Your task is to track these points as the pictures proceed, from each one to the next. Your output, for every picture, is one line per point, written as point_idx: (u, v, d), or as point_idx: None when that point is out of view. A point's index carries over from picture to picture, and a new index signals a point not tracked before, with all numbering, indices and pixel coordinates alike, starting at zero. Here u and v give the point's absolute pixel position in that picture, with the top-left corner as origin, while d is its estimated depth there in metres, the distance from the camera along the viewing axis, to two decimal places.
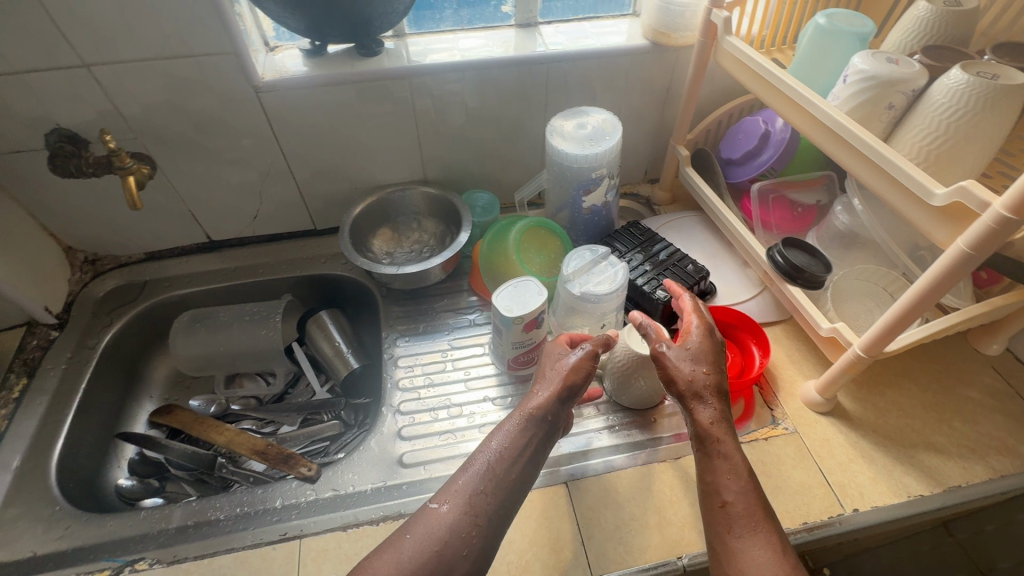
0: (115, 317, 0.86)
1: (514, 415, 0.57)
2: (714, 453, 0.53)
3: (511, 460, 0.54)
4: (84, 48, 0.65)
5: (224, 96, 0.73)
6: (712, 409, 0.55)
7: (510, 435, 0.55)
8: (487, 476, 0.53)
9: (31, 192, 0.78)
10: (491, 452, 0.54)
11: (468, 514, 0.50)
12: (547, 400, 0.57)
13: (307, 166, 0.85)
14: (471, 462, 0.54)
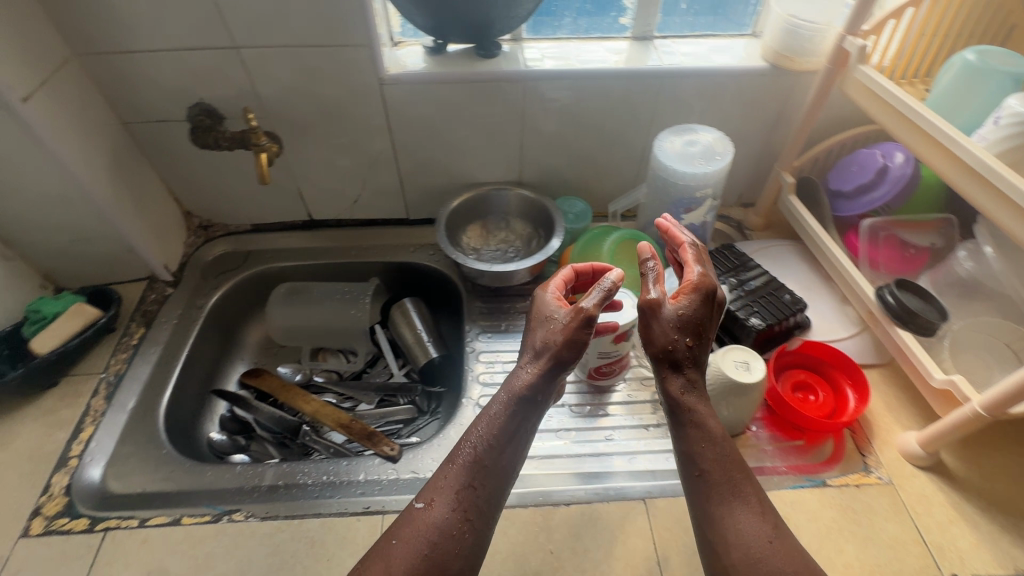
0: (221, 281, 0.92)
1: (499, 398, 0.58)
2: (695, 428, 0.55)
3: (499, 446, 0.55)
4: (238, 31, 0.70)
5: (352, 84, 0.77)
6: (693, 378, 0.57)
7: (496, 421, 0.56)
8: (474, 466, 0.54)
9: (166, 158, 0.85)
10: (479, 442, 0.55)
11: (458, 501, 0.52)
12: (533, 378, 0.58)
13: (413, 158, 0.88)
14: (458, 453, 0.55)
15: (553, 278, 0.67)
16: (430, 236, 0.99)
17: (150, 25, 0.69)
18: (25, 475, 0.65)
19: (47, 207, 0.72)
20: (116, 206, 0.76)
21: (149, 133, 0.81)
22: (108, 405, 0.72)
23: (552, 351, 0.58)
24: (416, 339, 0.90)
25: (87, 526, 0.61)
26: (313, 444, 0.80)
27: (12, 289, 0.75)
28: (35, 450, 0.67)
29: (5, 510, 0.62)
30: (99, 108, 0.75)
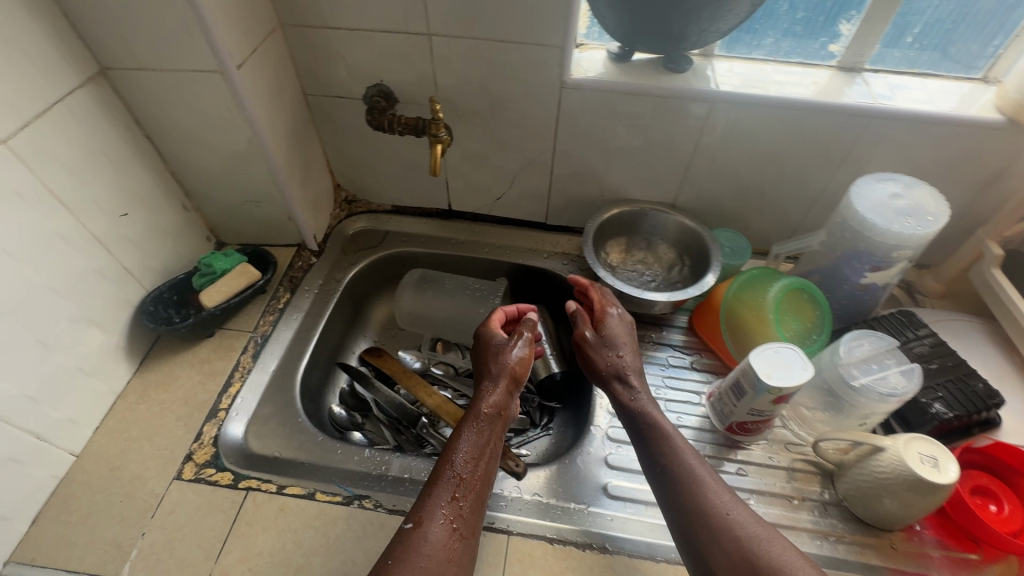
0: (359, 258, 0.93)
1: (469, 422, 0.61)
2: (650, 429, 0.62)
3: (475, 460, 0.58)
4: (437, 18, 0.69)
5: (532, 84, 0.74)
6: (632, 383, 0.66)
7: (470, 437, 0.59)
8: (461, 479, 0.56)
9: (332, 132, 0.87)
10: (460, 461, 0.57)
11: (447, 506, 0.54)
12: (498, 400, 0.64)
13: (570, 165, 0.85)
14: (443, 471, 0.56)
15: (490, 319, 0.78)
16: (564, 245, 0.95)
17: (355, 4, 0.69)
18: (181, 420, 0.68)
19: (230, 168, 0.76)
20: (288, 175, 0.78)
21: (324, 107, 0.83)
22: (255, 365, 0.75)
23: (509, 374, 0.67)
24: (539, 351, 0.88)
25: (232, 482, 0.64)
26: (429, 438, 0.80)
27: (186, 239, 0.80)
28: (190, 397, 0.71)
29: (162, 450, 0.66)
30: (289, 78, 0.77)
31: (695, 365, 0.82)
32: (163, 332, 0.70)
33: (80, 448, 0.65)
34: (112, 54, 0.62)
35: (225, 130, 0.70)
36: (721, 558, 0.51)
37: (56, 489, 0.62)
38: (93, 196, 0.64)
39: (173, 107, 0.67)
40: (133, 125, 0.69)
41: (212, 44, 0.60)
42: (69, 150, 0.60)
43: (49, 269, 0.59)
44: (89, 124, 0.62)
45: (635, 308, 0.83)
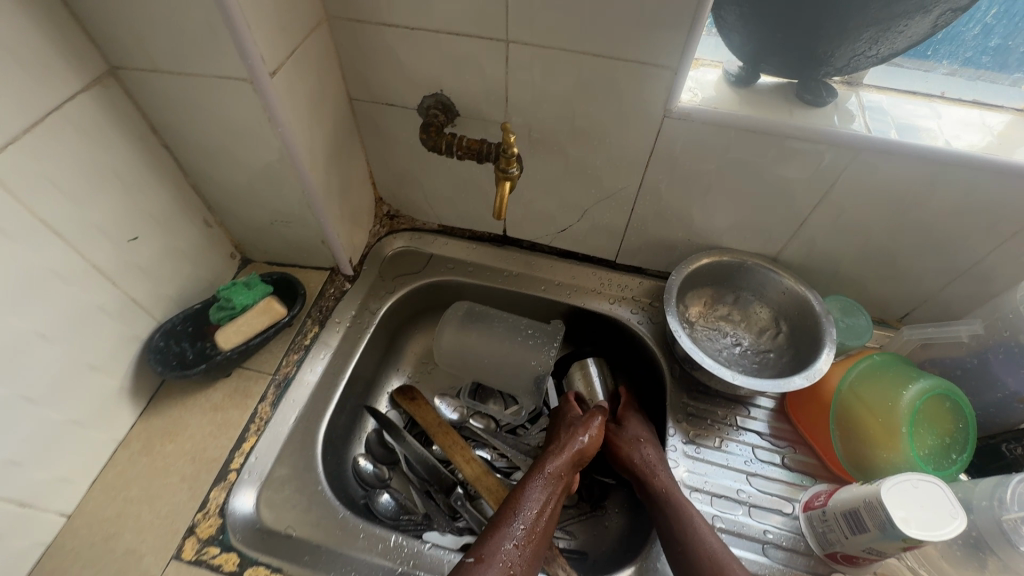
0: (398, 285, 0.82)
1: (536, 474, 0.61)
2: (674, 512, 0.59)
3: (540, 513, 0.58)
4: (517, 21, 0.55)
5: (626, 109, 0.60)
6: (661, 469, 0.64)
7: (539, 491, 0.60)
8: (525, 530, 0.56)
9: (378, 142, 0.74)
10: (526, 510, 0.57)
11: (507, 552, 0.54)
12: (565, 458, 0.63)
13: (657, 203, 0.70)
14: (508, 517, 0.57)
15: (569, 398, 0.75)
16: (634, 289, 0.81)
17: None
18: (185, 481, 0.59)
19: (257, 185, 0.64)
20: (323, 196, 0.66)
21: (371, 114, 0.70)
22: (273, 416, 0.65)
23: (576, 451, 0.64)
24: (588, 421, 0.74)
25: (237, 568, 0.55)
26: (461, 510, 0.69)
27: (206, 259, 0.70)
28: (198, 452, 0.62)
29: (162, 518, 0.57)
30: (333, 81, 0.64)
31: (787, 463, 0.67)
32: (172, 377, 0.61)
33: (72, 507, 0.57)
34: (122, 52, 0.50)
35: (254, 145, 0.59)
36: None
37: (42, 557, 0.54)
38: (95, 221, 0.53)
39: (193, 115, 0.56)
40: (149, 132, 0.58)
41: (240, 48, 0.48)
42: (65, 168, 0.49)
43: (38, 310, 0.49)
44: (92, 135, 0.51)
45: (718, 385, 0.68)
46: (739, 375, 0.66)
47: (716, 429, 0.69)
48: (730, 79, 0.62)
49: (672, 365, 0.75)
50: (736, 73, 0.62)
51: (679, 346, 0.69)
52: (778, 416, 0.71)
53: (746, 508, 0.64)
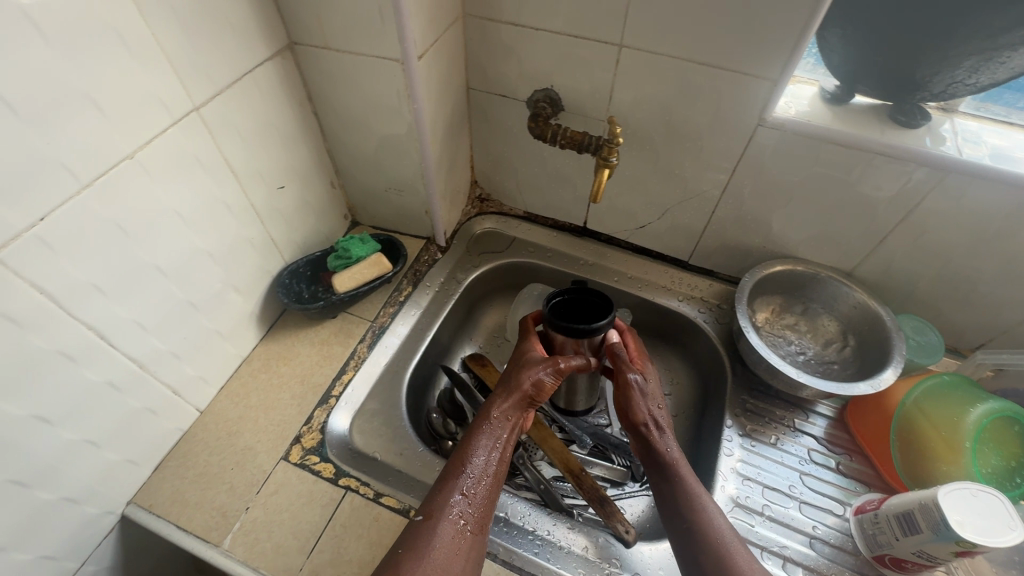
0: (483, 261, 0.90)
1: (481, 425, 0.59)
2: (674, 478, 0.58)
3: (488, 464, 0.56)
4: (634, 27, 0.61)
5: (723, 115, 0.65)
6: (663, 431, 0.62)
7: (490, 438, 0.58)
8: (478, 479, 0.55)
9: (484, 130, 0.83)
10: (480, 462, 0.56)
11: (460, 504, 0.53)
12: (510, 406, 0.61)
13: (738, 208, 0.75)
14: (460, 468, 0.55)
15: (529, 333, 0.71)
16: (703, 290, 0.86)
17: (548, 4, 0.63)
18: (294, 399, 0.69)
19: (382, 155, 0.74)
20: (435, 170, 0.75)
21: (484, 103, 0.78)
22: (369, 356, 0.74)
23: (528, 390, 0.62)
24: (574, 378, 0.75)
25: (332, 476, 0.63)
26: (521, 467, 0.74)
27: (326, 215, 0.80)
28: (306, 377, 0.71)
29: (275, 426, 0.67)
30: (457, 70, 0.73)
31: (842, 468, 0.69)
32: (294, 309, 0.71)
33: (204, 405, 0.67)
34: (301, 29, 0.61)
35: (388, 118, 0.68)
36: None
37: (179, 441, 0.64)
38: (258, 166, 0.64)
39: (345, 88, 0.66)
40: (305, 99, 0.69)
41: (400, 34, 0.57)
42: (247, 120, 0.60)
43: (211, 234, 0.60)
44: (268, 96, 0.62)
45: (780, 386, 0.72)
46: (803, 374, 0.70)
47: (774, 427, 0.72)
48: (825, 96, 0.66)
49: (735, 364, 0.78)
50: (833, 91, 0.66)
51: (746, 343, 0.73)
52: (836, 425, 0.73)
53: (798, 503, 0.66)
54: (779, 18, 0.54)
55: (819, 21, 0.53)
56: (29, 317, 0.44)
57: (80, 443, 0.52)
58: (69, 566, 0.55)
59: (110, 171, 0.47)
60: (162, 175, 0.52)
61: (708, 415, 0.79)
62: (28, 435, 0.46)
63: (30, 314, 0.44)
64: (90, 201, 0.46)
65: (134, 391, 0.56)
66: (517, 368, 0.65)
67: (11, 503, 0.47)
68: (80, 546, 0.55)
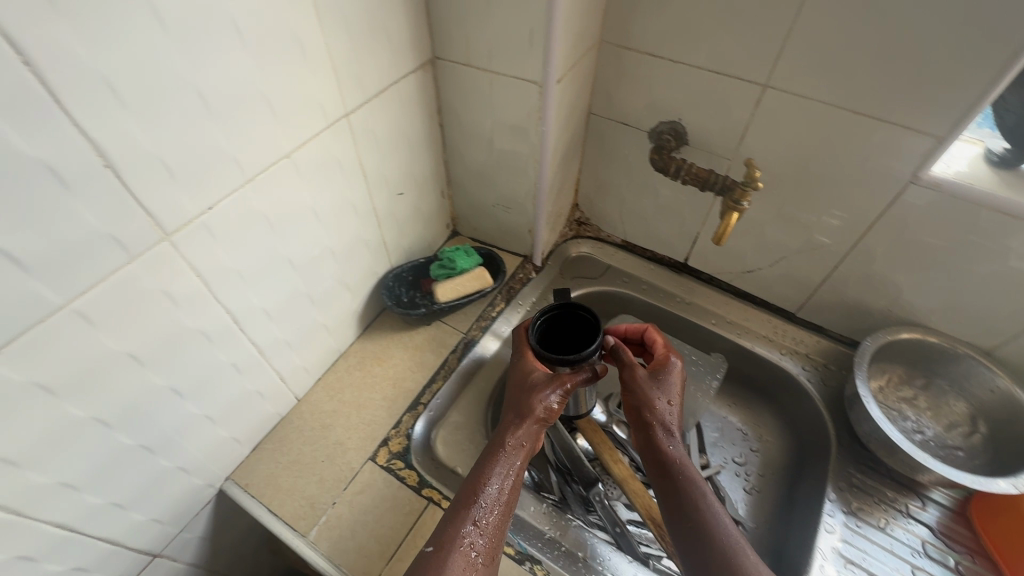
0: (576, 284, 0.88)
1: (491, 452, 0.55)
2: (683, 485, 0.53)
3: (500, 495, 0.52)
4: (788, 68, 0.58)
5: (871, 167, 0.60)
6: (672, 434, 0.56)
7: (504, 466, 0.54)
8: (491, 508, 0.51)
9: (598, 155, 0.82)
10: (492, 493, 0.52)
11: (472, 535, 0.49)
12: (523, 432, 0.55)
13: (867, 267, 0.69)
14: (471, 497, 0.52)
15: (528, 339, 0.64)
16: (809, 345, 0.80)
17: (695, 38, 0.61)
18: (385, 401, 0.70)
19: (497, 171, 0.74)
20: (548, 191, 0.75)
21: (603, 130, 0.78)
22: (458, 368, 0.74)
23: (542, 412, 0.57)
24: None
25: (416, 485, 0.63)
26: (597, 504, 0.73)
27: (432, 222, 0.82)
28: (399, 380, 0.72)
29: (366, 425, 0.68)
30: (584, 94, 0.73)
31: (960, 568, 0.62)
32: (395, 312, 0.73)
33: (302, 394, 0.69)
34: (447, 45, 0.62)
35: (512, 137, 0.68)
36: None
37: (278, 424, 0.67)
38: (385, 172, 0.66)
39: (477, 104, 0.67)
40: (434, 111, 0.70)
41: (546, 58, 0.57)
42: (384, 128, 0.62)
43: (336, 233, 0.62)
44: (405, 106, 0.64)
45: (896, 466, 0.66)
46: (928, 457, 0.63)
47: (882, 509, 0.66)
48: (991, 159, 0.60)
49: (841, 432, 0.72)
50: (1002, 154, 0.59)
51: (861, 413, 0.67)
52: (954, 517, 0.66)
53: None
54: (963, 73, 0.50)
55: (1006, 83, 0.49)
56: (183, 297, 0.47)
57: (200, 417, 0.55)
58: (170, 530, 0.58)
59: (270, 167, 0.49)
60: (308, 175, 0.54)
61: (803, 481, 0.73)
62: (161, 405, 0.49)
63: (184, 294, 0.46)
64: (248, 193, 0.48)
65: (251, 374, 0.59)
66: (521, 390, 0.59)
67: (139, 465, 0.50)
68: (183, 513, 0.58)
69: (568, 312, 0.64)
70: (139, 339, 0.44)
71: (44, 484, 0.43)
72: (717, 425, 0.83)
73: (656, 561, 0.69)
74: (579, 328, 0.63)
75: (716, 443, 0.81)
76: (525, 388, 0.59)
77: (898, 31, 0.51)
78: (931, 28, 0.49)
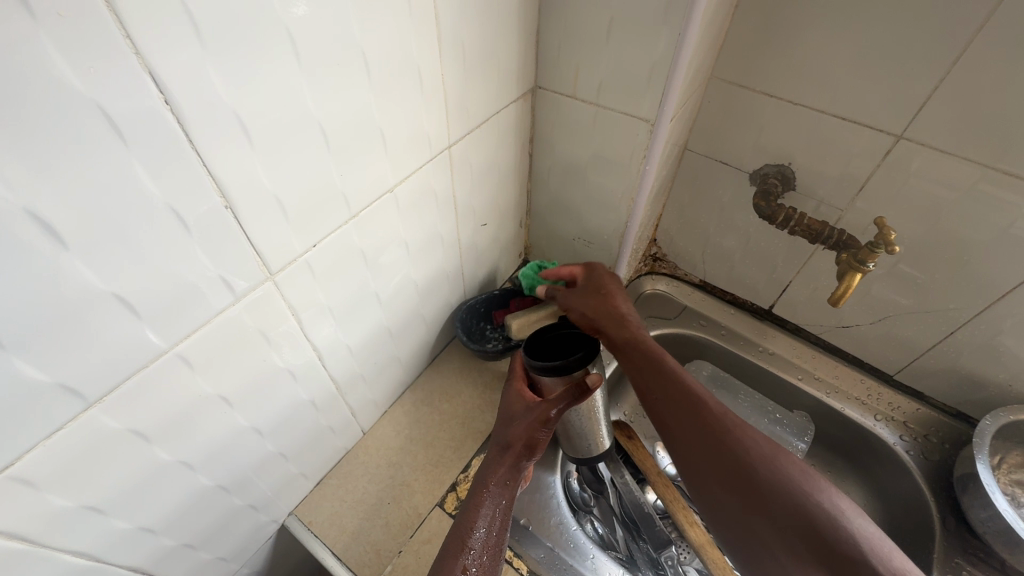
0: (651, 325, 0.83)
1: (473, 495, 0.48)
2: (665, 371, 0.51)
3: (489, 539, 0.45)
4: (933, 121, 0.53)
5: (1015, 233, 0.54)
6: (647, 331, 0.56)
7: (491, 506, 0.47)
8: (480, 554, 0.44)
9: (687, 191, 0.77)
10: (479, 539, 0.44)
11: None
12: (507, 467, 0.49)
13: (993, 337, 0.63)
14: (456, 543, 0.45)
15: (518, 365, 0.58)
16: (908, 413, 0.73)
17: (826, 80, 0.56)
18: (453, 441, 0.67)
19: (584, 205, 0.70)
20: (636, 230, 0.70)
21: (698, 167, 0.73)
22: None
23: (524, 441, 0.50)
24: (575, 413, 0.60)
25: None
26: (669, 568, 0.68)
27: (507, 251, 0.78)
28: (467, 419, 0.69)
29: (433, 466, 0.64)
30: (683, 129, 0.68)
31: None
32: (469, 347, 0.69)
33: (368, 427, 0.66)
34: (552, 75, 0.59)
35: (607, 173, 0.64)
36: (805, 535, 0.39)
37: (342, 458, 0.64)
38: (473, 202, 0.63)
39: (574, 137, 0.63)
40: (525, 139, 0.67)
41: (663, 95, 0.53)
42: (479, 158, 0.59)
43: (421, 264, 0.59)
44: (502, 135, 0.61)
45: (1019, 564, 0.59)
46: None
47: None
48: None
49: (946, 515, 0.65)
50: None
51: (979, 499, 0.61)
52: None
53: None
54: None
55: None
56: (278, 336, 0.44)
57: (276, 456, 0.52)
58: (232, 567, 0.55)
59: (374, 202, 0.46)
60: (405, 208, 0.51)
61: None
62: (240, 446, 0.46)
63: (278, 332, 0.44)
64: (351, 229, 0.45)
65: (326, 410, 0.56)
66: (506, 421, 0.53)
67: (212, 505, 0.47)
68: (246, 549, 0.55)
69: (552, 331, 0.59)
70: (230, 381, 0.42)
71: (123, 529, 0.40)
72: None
73: None
74: (568, 345, 0.58)
75: None
76: (510, 419, 0.52)
77: None
78: None
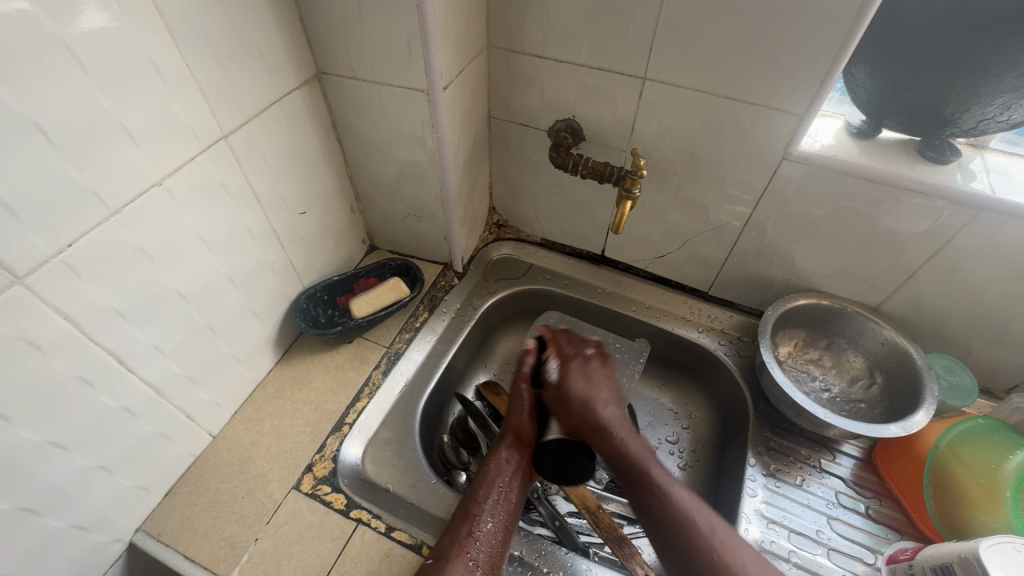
0: (502, 286, 0.89)
1: (484, 474, 0.63)
2: (632, 471, 0.59)
3: (497, 508, 0.60)
4: (661, 62, 0.62)
5: (745, 148, 0.65)
6: (608, 420, 0.64)
7: (497, 482, 0.62)
8: (495, 509, 0.59)
9: (505, 157, 0.83)
10: (486, 508, 0.59)
11: (467, 548, 0.55)
12: (512, 452, 0.66)
13: (760, 240, 0.74)
14: (468, 509, 0.59)
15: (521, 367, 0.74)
16: (723, 321, 0.84)
17: (575, 36, 0.63)
18: (307, 426, 0.68)
19: (403, 181, 0.74)
20: (456, 198, 0.75)
21: (505, 132, 0.79)
22: (383, 383, 0.74)
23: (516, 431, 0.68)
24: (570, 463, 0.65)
25: (343, 508, 0.62)
26: (537, 501, 0.72)
27: (346, 239, 0.81)
28: (320, 403, 0.71)
29: (287, 453, 0.66)
30: (480, 100, 0.74)
31: (871, 513, 0.67)
32: (312, 333, 0.72)
33: (217, 430, 0.66)
34: (331, 60, 0.62)
35: (410, 147, 0.68)
36: None
37: (191, 465, 0.64)
38: (282, 193, 0.65)
39: (371, 117, 0.67)
40: (330, 127, 0.70)
41: (428, 66, 0.58)
42: (274, 148, 0.61)
43: (233, 258, 0.60)
44: (296, 124, 0.63)
45: (806, 425, 0.70)
46: (829, 412, 0.67)
47: (799, 467, 0.70)
48: (852, 131, 0.65)
49: (756, 400, 0.76)
50: (860, 125, 0.65)
51: (770, 378, 0.71)
52: (863, 466, 0.71)
53: (826, 549, 0.63)
54: (810, 54, 0.54)
55: (846, 58, 0.53)
56: (51, 342, 0.44)
57: (94, 469, 0.51)
58: None
59: (139, 198, 0.47)
60: (190, 202, 0.52)
61: (728, 451, 0.77)
62: (41, 463, 0.46)
63: (52, 338, 0.43)
64: (117, 227, 0.46)
65: (150, 416, 0.56)
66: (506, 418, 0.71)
67: (20, 532, 0.46)
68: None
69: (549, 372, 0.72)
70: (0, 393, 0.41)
71: None
72: (650, 410, 0.86)
73: (597, 549, 0.68)
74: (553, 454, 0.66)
75: (649, 426, 0.84)
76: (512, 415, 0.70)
77: (749, 20, 0.54)
78: (775, 15, 0.53)
